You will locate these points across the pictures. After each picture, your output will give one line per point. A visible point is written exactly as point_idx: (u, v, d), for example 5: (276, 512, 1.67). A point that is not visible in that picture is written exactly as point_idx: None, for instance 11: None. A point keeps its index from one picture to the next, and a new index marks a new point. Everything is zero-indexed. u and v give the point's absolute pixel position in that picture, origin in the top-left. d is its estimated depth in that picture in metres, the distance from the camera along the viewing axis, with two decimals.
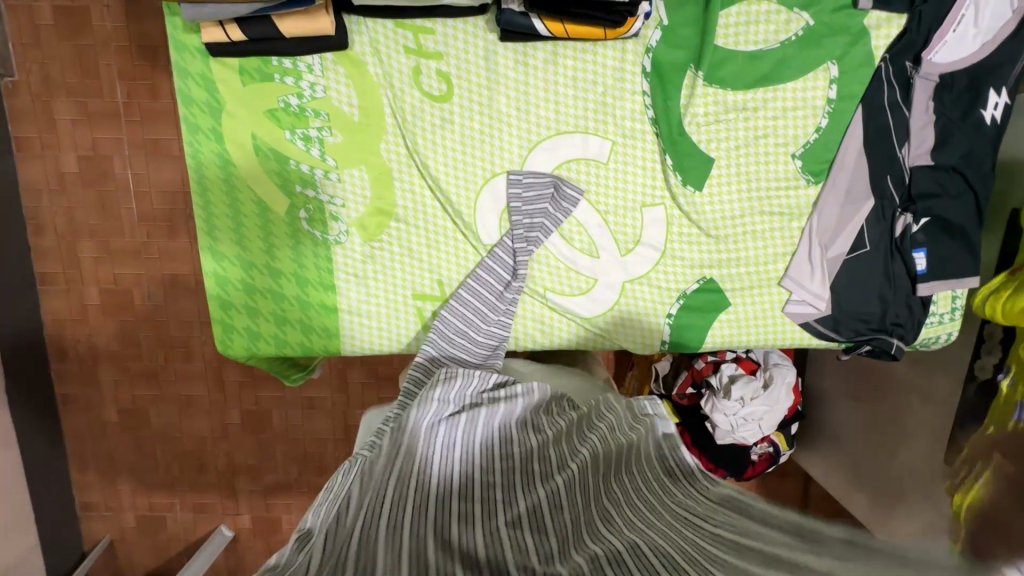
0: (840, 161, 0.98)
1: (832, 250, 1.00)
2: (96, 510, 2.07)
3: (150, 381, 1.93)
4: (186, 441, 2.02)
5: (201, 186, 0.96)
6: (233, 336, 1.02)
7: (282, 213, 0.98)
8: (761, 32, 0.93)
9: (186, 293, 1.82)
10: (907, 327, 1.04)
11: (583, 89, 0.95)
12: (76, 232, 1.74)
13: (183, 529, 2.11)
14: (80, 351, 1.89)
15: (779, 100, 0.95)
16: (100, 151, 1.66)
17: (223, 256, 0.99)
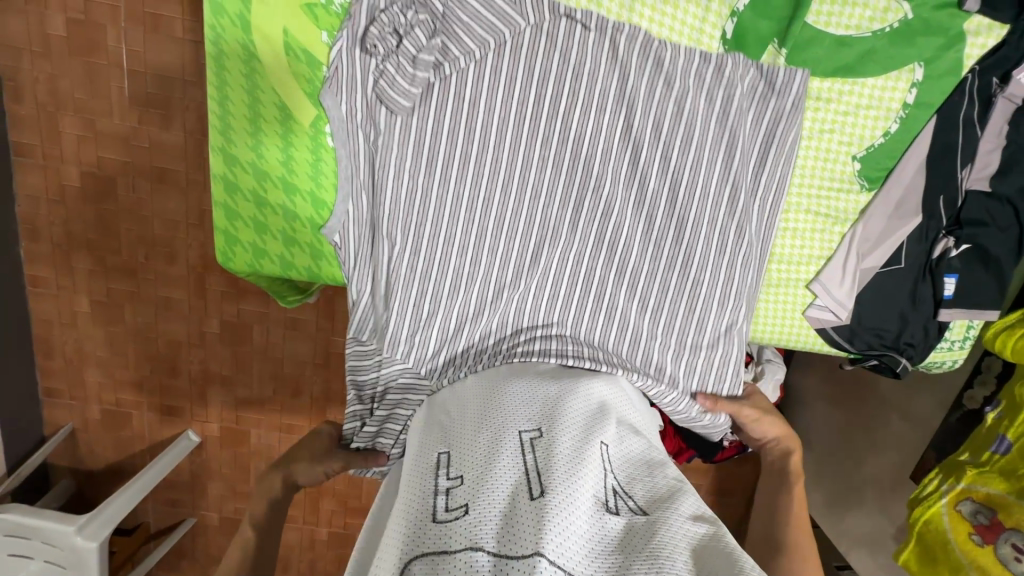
0: (899, 171, 0.94)
1: (869, 260, 0.98)
2: (60, 399, 2.05)
3: (128, 276, 1.90)
4: (161, 342, 1.99)
5: (220, 80, 0.86)
6: (236, 249, 0.95)
7: (306, 125, 0.89)
8: (856, 16, 0.85)
9: (174, 190, 1.79)
10: (918, 349, 1.04)
11: (660, 22, 0.86)
12: (59, 103, 1.69)
13: (149, 430, 2.11)
14: (55, 234, 1.84)
15: (855, 96, 0.90)
16: (93, 19, 1.61)
17: (235, 161, 0.90)
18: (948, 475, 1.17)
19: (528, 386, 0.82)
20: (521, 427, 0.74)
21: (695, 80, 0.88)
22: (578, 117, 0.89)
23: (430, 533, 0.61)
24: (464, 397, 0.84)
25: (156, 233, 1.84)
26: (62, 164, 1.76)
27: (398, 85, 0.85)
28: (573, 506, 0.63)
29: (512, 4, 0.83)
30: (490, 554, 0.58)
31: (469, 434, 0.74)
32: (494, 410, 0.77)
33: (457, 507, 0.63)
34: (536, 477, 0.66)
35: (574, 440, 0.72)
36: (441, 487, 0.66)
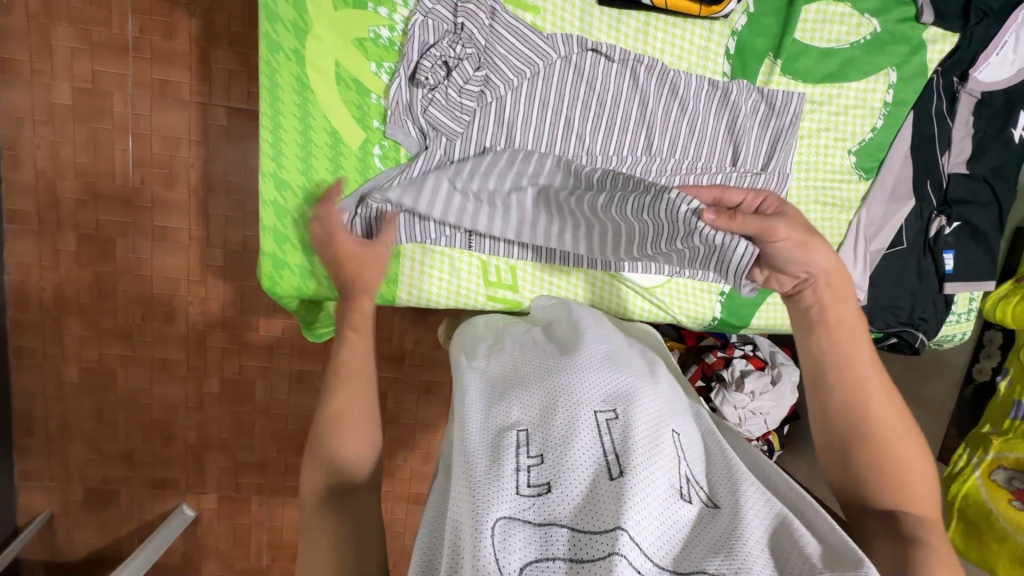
0: (889, 161, 1.05)
1: (875, 244, 1.08)
2: (39, 481, 1.89)
3: (123, 339, 1.83)
4: (155, 408, 1.89)
5: (274, 109, 0.91)
6: (282, 272, 0.96)
7: (355, 148, 0.94)
8: (835, 32, 0.99)
9: (176, 247, 1.78)
10: (931, 324, 1.11)
11: (669, 43, 0.97)
12: (59, 168, 1.69)
13: (138, 508, 1.95)
14: (46, 300, 1.78)
15: (843, 98, 1.02)
16: (100, 86, 1.65)
17: (285, 186, 0.93)
18: (976, 447, 1.22)
19: (601, 362, 0.82)
20: (596, 406, 0.74)
21: (705, 89, 0.98)
22: (604, 129, 0.98)
23: (513, 503, 0.64)
24: (531, 362, 0.83)
25: (155, 292, 1.81)
26: (59, 228, 1.73)
27: (449, 113, 0.92)
28: (652, 488, 0.65)
29: (545, 39, 0.93)
30: (575, 531, 0.61)
31: (544, 409, 0.74)
32: (570, 383, 0.77)
33: (538, 484, 0.66)
34: (612, 457, 0.68)
35: (647, 423, 0.73)
36: (521, 462, 0.68)
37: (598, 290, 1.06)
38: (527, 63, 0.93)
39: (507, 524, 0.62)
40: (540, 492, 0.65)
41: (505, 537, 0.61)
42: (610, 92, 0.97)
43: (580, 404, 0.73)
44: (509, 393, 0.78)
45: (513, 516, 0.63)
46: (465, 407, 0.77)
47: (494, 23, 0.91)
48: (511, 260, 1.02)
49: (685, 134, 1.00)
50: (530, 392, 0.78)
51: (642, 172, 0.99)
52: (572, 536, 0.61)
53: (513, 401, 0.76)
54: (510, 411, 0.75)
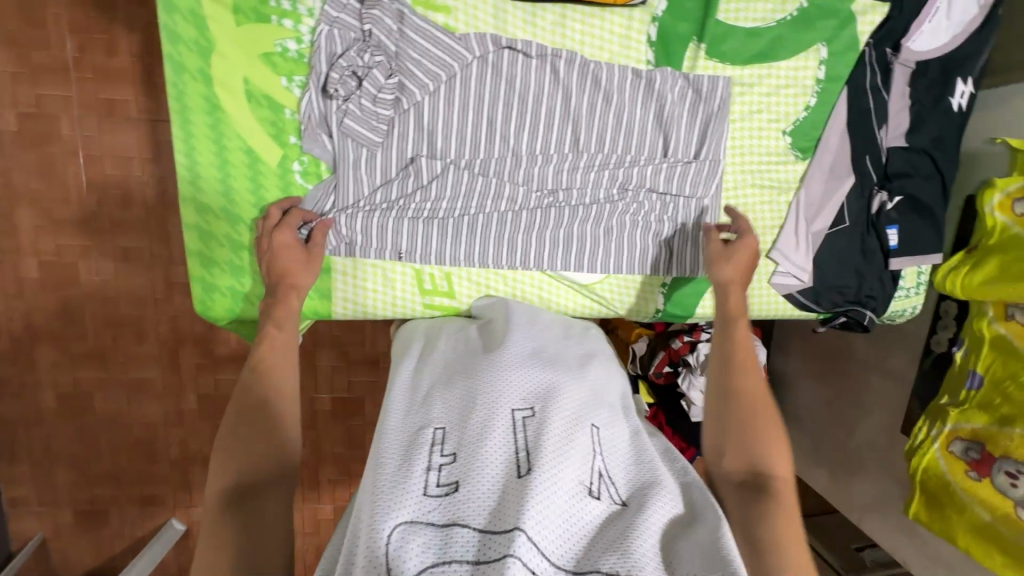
0: (825, 139, 1.03)
1: (816, 224, 1.06)
2: (28, 507, 1.91)
3: (96, 362, 1.83)
4: (136, 428, 1.90)
5: (186, 132, 0.89)
6: (214, 295, 0.96)
7: (274, 165, 0.92)
8: (760, 10, 0.96)
9: (140, 267, 1.76)
10: (879, 301, 1.10)
11: (587, 33, 0.94)
12: (13, 199, 1.66)
13: (129, 526, 1.98)
14: (15, 330, 1.76)
15: (773, 78, 1.00)
16: (45, 110, 1.61)
17: (207, 209, 0.92)
18: (935, 420, 1.20)
19: (525, 362, 0.83)
20: (515, 405, 0.75)
21: (628, 79, 0.96)
22: (529, 128, 0.96)
23: (419, 504, 0.64)
24: (457, 365, 0.84)
25: (123, 313, 1.80)
26: (19, 257, 1.71)
27: (364, 124, 0.91)
28: (559, 486, 0.66)
29: (458, 40, 0.90)
30: (477, 531, 0.61)
31: (462, 412, 0.75)
32: (491, 384, 0.78)
33: (447, 484, 0.66)
34: (525, 455, 0.69)
35: (565, 421, 0.75)
36: (433, 463, 0.69)
37: (539, 290, 1.04)
38: (441, 66, 0.90)
39: (410, 525, 0.61)
40: (448, 492, 0.65)
41: (405, 538, 0.60)
42: (531, 90, 0.94)
43: (499, 404, 0.75)
44: (431, 394, 0.79)
45: (416, 518, 0.62)
46: (386, 411, 0.78)
47: (403, 27, 0.89)
48: (445, 267, 1.00)
49: (613, 126, 0.97)
50: (452, 393, 0.79)
51: (569, 170, 0.98)
52: (473, 534, 0.61)
53: (433, 403, 0.77)
54: (429, 413, 0.76)
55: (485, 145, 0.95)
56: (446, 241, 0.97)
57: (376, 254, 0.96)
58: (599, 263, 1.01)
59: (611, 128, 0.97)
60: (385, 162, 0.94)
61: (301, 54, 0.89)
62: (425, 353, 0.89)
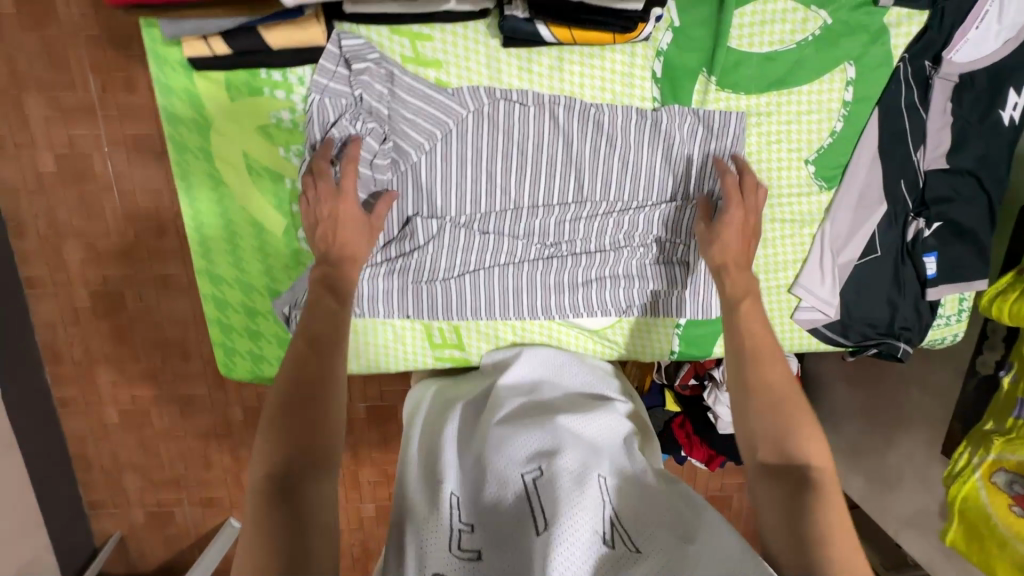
0: (853, 165, 0.95)
1: (843, 255, 0.99)
2: (104, 509, 1.97)
3: (150, 381, 1.78)
4: (190, 439, 1.90)
5: (194, 208, 0.92)
6: (235, 358, 1.00)
7: (279, 234, 0.94)
8: (777, 32, 0.88)
9: (182, 292, 1.68)
10: (915, 332, 1.03)
11: (587, 74, 0.89)
12: (61, 233, 1.55)
13: (194, 522, 2.04)
14: (76, 353, 1.71)
15: (793, 105, 0.92)
16: (80, 148, 1.47)
17: (220, 279, 0.95)
18: (977, 446, 1.15)
19: (529, 418, 0.87)
20: (523, 465, 0.79)
21: (633, 120, 0.91)
22: (531, 178, 0.92)
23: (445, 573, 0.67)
24: (468, 425, 0.88)
25: (169, 335, 1.71)
26: (71, 288, 1.62)
27: (361, 190, 0.90)
28: (572, 543, 0.68)
29: (452, 96, 0.87)
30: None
31: (476, 475, 0.79)
32: (498, 443, 0.82)
33: (469, 550, 0.70)
34: (539, 515, 0.72)
35: (573, 471, 0.77)
36: (454, 528, 0.72)
37: (548, 338, 1.03)
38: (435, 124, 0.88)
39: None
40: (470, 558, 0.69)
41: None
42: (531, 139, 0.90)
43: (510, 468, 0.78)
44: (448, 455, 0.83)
45: None
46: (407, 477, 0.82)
47: (394, 89, 0.87)
48: (454, 321, 1.00)
49: (620, 168, 0.92)
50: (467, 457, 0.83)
51: (571, 219, 0.95)
52: None
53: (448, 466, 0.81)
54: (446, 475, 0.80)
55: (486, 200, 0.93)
56: (454, 296, 0.97)
57: (385, 313, 0.97)
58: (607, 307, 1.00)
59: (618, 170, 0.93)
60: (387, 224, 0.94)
61: (295, 123, 0.88)
62: (438, 412, 0.93)
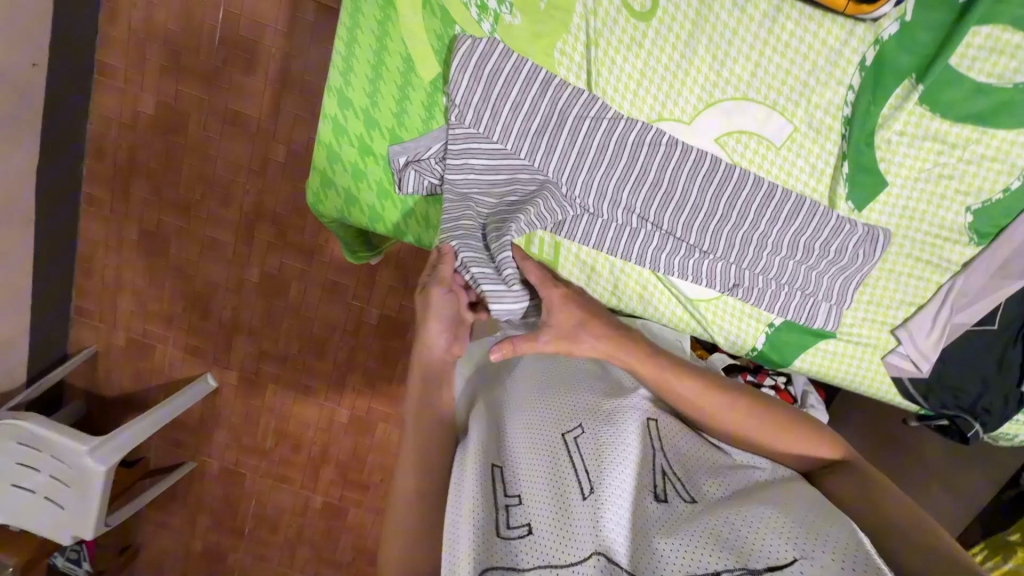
0: (1012, 231, 0.91)
1: (960, 317, 0.96)
2: (89, 321, 1.79)
3: (181, 210, 1.68)
4: (198, 284, 1.74)
5: (352, 21, 0.86)
6: (329, 192, 0.96)
7: (427, 81, 0.89)
8: (999, 65, 0.83)
9: (243, 133, 1.60)
10: (993, 418, 1.00)
11: (799, 36, 0.84)
12: (150, 34, 1.54)
13: (169, 367, 1.83)
14: (120, 156, 1.64)
15: (981, 147, 0.88)
16: None
17: (349, 104, 0.90)
18: (994, 552, 1.14)
19: (560, 381, 0.78)
20: (561, 424, 0.70)
21: (815, 101, 0.87)
22: (683, 148, 0.89)
23: (496, 546, 0.58)
24: (501, 392, 0.80)
25: (217, 173, 1.64)
26: (141, 91, 1.58)
27: (515, 84, 0.86)
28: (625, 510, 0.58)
29: (619, 97, 0.89)
30: (556, 569, 0.55)
31: (512, 432, 0.70)
32: (533, 406, 0.73)
33: (518, 522, 0.60)
34: (585, 474, 0.63)
35: (616, 426, 0.68)
36: (498, 504, 0.62)
37: (640, 290, 1.00)
38: (595, 108, 0.88)
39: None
40: (521, 533, 0.59)
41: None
42: (693, 107, 0.89)
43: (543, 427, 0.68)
44: (477, 422, 0.73)
45: (494, 560, 0.56)
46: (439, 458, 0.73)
47: (554, 83, 0.87)
48: (556, 237, 0.98)
49: (763, 201, 0.91)
50: (498, 423, 0.73)
51: (719, 179, 0.90)
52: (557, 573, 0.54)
53: (478, 426, 0.72)
54: (474, 447, 0.69)
55: (634, 149, 0.89)
56: (576, 214, 0.94)
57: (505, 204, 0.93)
58: (714, 276, 0.96)
59: (758, 194, 0.91)
60: (523, 130, 0.88)
61: None
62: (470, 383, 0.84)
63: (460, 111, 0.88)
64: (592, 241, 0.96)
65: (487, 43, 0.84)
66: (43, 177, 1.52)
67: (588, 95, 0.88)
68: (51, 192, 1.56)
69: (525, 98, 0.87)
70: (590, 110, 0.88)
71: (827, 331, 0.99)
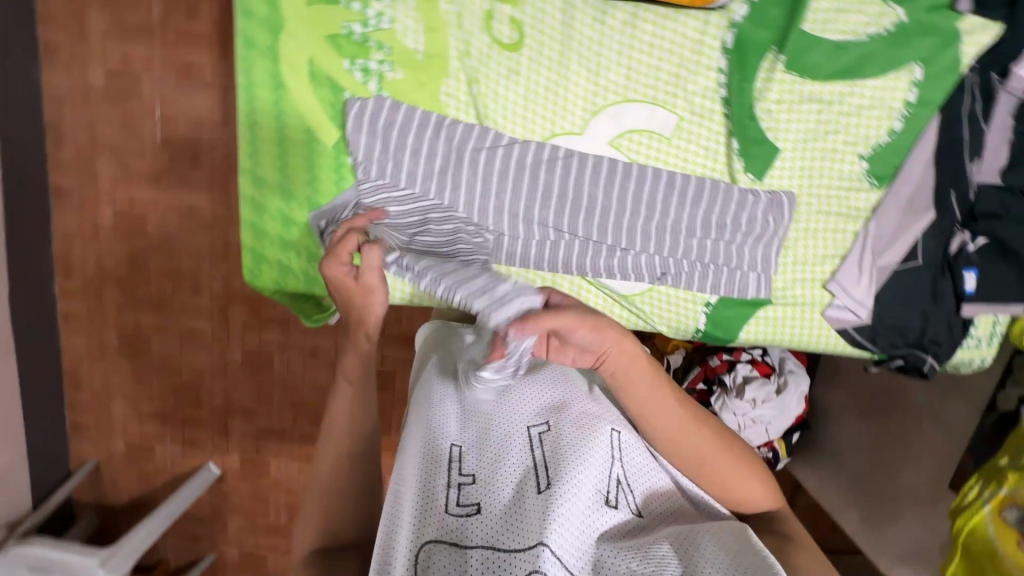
0: (907, 168, 0.95)
1: (884, 259, 0.99)
2: (86, 433, 1.81)
3: (155, 308, 1.71)
4: (184, 375, 1.77)
5: (250, 107, 0.93)
6: (262, 265, 1.00)
7: (329, 146, 0.94)
8: (851, 22, 0.89)
9: (200, 223, 1.64)
10: (945, 348, 1.02)
11: (661, 33, 0.90)
12: (96, 148, 1.59)
13: (171, 463, 1.84)
14: (88, 268, 1.69)
15: (856, 98, 0.92)
16: (130, 68, 1.52)
17: (263, 182, 0.96)
18: (989, 480, 1.13)
19: (537, 377, 0.81)
20: (529, 424, 0.74)
21: (693, 88, 0.92)
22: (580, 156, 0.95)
23: (443, 520, 0.62)
24: (469, 378, 0.83)
25: (182, 265, 1.67)
26: (97, 203, 1.64)
27: (410, 132, 0.92)
28: (575, 508, 0.63)
29: (509, 122, 0.94)
30: (499, 550, 0.59)
31: (478, 424, 0.74)
32: (504, 403, 0.76)
33: (469, 503, 0.64)
34: (543, 472, 0.67)
35: (581, 429, 0.72)
36: (453, 481, 0.66)
37: (576, 298, 1.04)
38: (490, 139, 0.93)
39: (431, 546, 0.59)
40: (470, 512, 0.63)
41: (435, 557, 0.59)
42: (581, 117, 0.93)
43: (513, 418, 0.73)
44: (448, 404, 0.77)
45: (438, 535, 0.61)
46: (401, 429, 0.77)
47: (447, 124, 0.93)
48: None
49: (665, 189, 0.96)
50: (470, 407, 0.77)
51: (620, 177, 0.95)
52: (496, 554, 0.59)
53: (445, 410, 0.76)
54: (443, 427, 0.73)
55: (536, 167, 0.95)
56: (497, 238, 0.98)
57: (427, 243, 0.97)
58: (641, 269, 1.00)
59: (659, 184, 0.96)
60: (428, 172, 0.94)
61: (372, 40, 0.90)
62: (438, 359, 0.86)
63: (366, 166, 0.94)
64: (518, 259, 1.00)
65: (376, 100, 0.91)
66: (18, 305, 1.57)
67: (482, 127, 0.93)
68: (27, 317, 1.61)
69: (422, 144, 0.93)
70: (486, 141, 0.93)
71: (762, 298, 1.01)
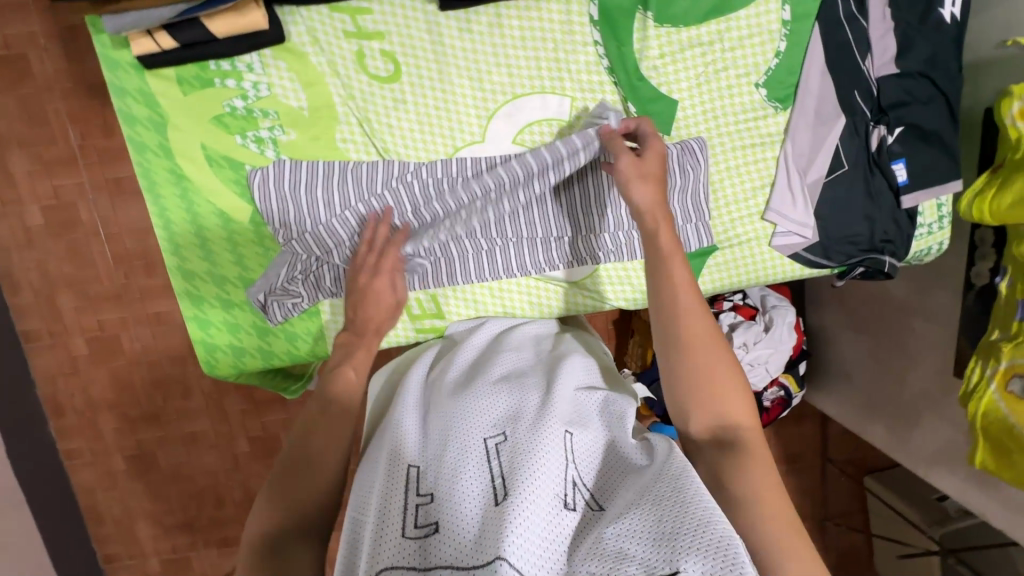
0: (804, 83, 0.96)
1: (811, 175, 0.99)
2: (120, 564, 1.77)
3: (153, 422, 1.68)
4: (199, 479, 1.74)
5: (160, 207, 0.93)
6: (217, 354, 1.00)
7: (246, 222, 0.95)
8: None
9: (174, 327, 1.62)
10: (898, 244, 1.01)
11: (529, 25, 0.91)
12: (52, 283, 1.55)
13: (212, 569, 1.81)
14: (77, 404, 1.64)
15: (734, 31, 0.93)
16: (64, 198, 1.50)
17: (193, 274, 0.96)
18: (988, 358, 1.10)
19: (494, 388, 0.78)
20: (484, 433, 0.70)
21: (575, 68, 0.94)
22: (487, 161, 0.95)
23: (398, 543, 0.58)
24: (428, 401, 0.80)
25: (166, 372, 1.65)
26: (68, 335, 1.59)
27: (317, 183, 0.91)
28: (533, 513, 0.59)
29: (410, 150, 0.95)
30: (457, 566, 0.55)
31: (434, 443, 0.71)
32: (459, 417, 0.73)
33: (426, 523, 0.60)
34: (498, 480, 0.63)
35: (536, 431, 0.69)
36: (410, 502, 0.63)
37: (527, 296, 1.03)
38: (396, 171, 0.94)
39: (388, 572, 0.55)
40: (428, 532, 0.59)
41: None
42: (479, 125, 0.95)
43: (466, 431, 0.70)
44: (406, 429, 0.74)
45: (396, 559, 0.57)
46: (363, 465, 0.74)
47: (351, 168, 0.93)
48: (429, 290, 1.01)
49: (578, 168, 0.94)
50: (428, 427, 0.74)
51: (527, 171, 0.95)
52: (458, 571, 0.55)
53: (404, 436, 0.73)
54: (399, 452, 0.70)
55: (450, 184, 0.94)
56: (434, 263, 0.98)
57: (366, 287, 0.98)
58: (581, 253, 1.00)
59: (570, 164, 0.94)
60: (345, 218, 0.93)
61: (259, 110, 0.91)
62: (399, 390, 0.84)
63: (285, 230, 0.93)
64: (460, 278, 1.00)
65: (279, 165, 0.91)
66: None
67: (385, 161, 0.94)
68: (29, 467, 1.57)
69: (333, 192, 0.92)
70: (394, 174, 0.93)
71: (708, 247, 1.01)
